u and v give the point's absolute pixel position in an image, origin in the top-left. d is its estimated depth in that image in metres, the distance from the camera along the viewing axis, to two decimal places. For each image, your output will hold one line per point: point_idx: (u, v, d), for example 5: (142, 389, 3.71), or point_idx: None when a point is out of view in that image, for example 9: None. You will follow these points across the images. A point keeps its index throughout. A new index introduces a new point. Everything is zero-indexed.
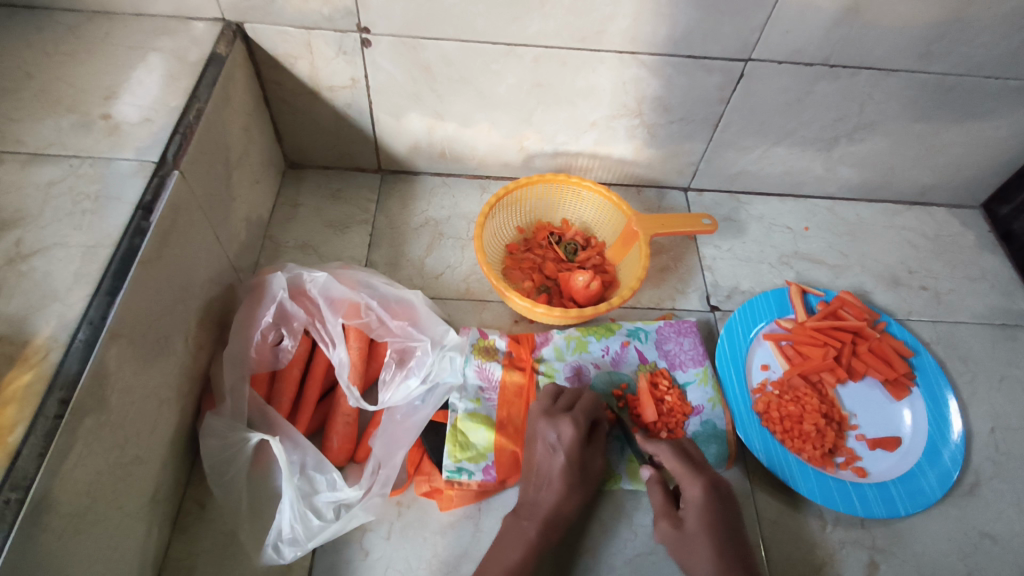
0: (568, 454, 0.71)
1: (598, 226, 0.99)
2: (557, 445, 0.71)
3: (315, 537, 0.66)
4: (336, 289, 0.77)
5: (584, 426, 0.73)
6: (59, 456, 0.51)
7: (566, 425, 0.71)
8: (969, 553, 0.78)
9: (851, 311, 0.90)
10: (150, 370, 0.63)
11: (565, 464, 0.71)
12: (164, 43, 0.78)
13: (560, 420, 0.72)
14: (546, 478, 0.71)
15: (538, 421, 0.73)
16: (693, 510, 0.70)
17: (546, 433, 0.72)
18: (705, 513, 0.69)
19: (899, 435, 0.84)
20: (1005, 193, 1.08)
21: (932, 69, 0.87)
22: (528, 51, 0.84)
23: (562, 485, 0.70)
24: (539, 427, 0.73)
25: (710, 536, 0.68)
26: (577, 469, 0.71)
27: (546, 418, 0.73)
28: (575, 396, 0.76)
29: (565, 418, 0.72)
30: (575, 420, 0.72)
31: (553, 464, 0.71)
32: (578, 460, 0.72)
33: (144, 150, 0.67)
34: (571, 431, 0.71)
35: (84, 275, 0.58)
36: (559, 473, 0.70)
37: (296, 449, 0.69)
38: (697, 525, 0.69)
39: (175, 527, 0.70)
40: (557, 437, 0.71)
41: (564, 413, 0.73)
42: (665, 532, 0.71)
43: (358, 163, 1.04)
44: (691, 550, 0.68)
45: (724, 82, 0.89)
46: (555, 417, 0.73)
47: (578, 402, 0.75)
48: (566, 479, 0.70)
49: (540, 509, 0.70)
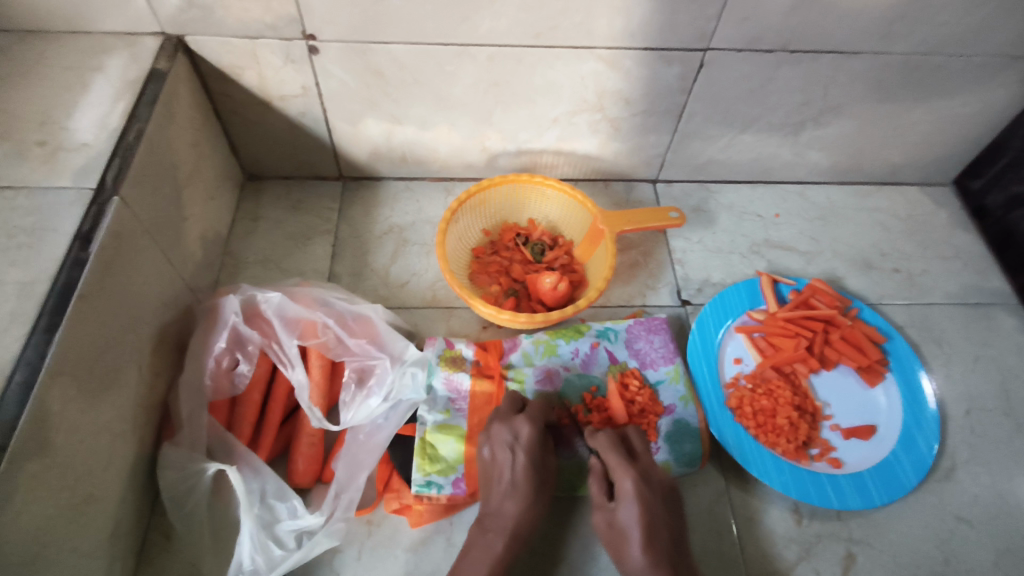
0: (528, 452, 0.71)
1: (565, 225, 0.97)
2: (516, 444, 0.71)
3: (276, 567, 0.64)
4: (292, 309, 0.75)
5: (539, 424, 0.74)
6: (0, 505, 0.49)
7: (521, 423, 0.72)
8: (945, 539, 0.78)
9: (823, 299, 0.89)
10: (100, 406, 0.61)
11: (527, 462, 0.70)
12: (102, 61, 0.75)
13: (515, 420, 0.73)
14: (510, 484, 0.69)
15: (493, 424, 0.73)
16: (625, 506, 0.69)
17: (503, 433, 0.72)
18: (635, 509, 0.69)
19: (874, 423, 0.83)
20: (976, 168, 1.07)
21: (894, 49, 0.85)
22: (481, 51, 0.82)
23: (526, 489, 0.69)
24: (496, 429, 0.72)
25: (639, 531, 0.68)
26: (537, 469, 0.71)
27: (500, 421, 0.73)
28: (517, 403, 0.76)
29: (519, 418, 0.73)
30: (530, 418, 0.73)
31: (515, 464, 0.70)
32: (538, 458, 0.71)
33: (82, 176, 0.65)
34: (527, 429, 0.72)
35: (20, 313, 0.56)
36: (522, 473, 0.70)
37: (256, 477, 0.67)
38: (627, 519, 0.69)
39: (140, 560, 0.69)
40: (513, 436, 0.71)
41: (517, 414, 0.74)
42: (598, 524, 0.72)
43: (319, 172, 1.02)
44: (622, 544, 0.69)
45: (684, 72, 0.87)
46: (509, 419, 0.73)
47: (530, 407, 0.75)
48: (529, 479, 0.70)
49: (506, 521, 0.68)
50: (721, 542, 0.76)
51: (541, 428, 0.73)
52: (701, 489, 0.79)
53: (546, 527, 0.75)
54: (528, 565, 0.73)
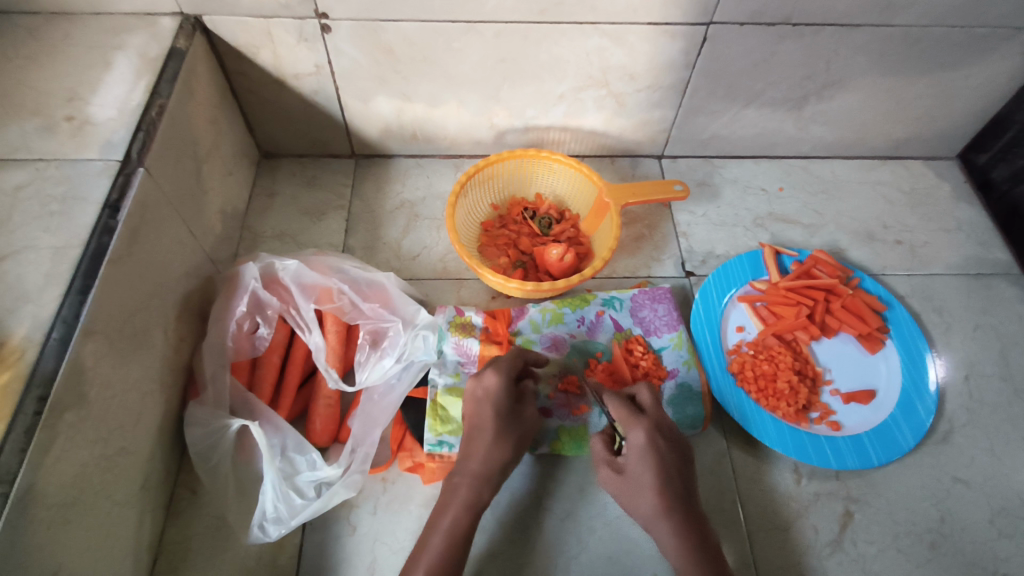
0: (496, 400, 0.72)
1: (572, 198, 1.00)
2: (484, 395, 0.72)
3: (297, 515, 0.68)
4: (308, 276, 0.79)
5: (511, 375, 0.74)
6: (41, 450, 0.53)
7: (489, 374, 0.73)
8: (942, 498, 0.80)
9: (824, 269, 0.92)
10: (130, 364, 0.65)
11: (495, 411, 0.72)
12: (124, 40, 0.78)
13: (484, 372, 0.74)
14: (474, 431, 0.71)
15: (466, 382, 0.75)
16: (635, 456, 0.70)
17: (473, 387, 0.73)
18: (645, 457, 0.69)
19: (873, 388, 0.85)
20: (980, 142, 1.07)
21: (896, 22, 0.87)
22: (488, 28, 0.84)
23: (494, 432, 0.71)
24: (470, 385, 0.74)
25: (653, 479, 0.68)
26: (506, 416, 0.72)
27: (473, 376, 0.75)
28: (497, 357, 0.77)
29: (489, 369, 0.74)
30: (499, 369, 0.74)
31: (483, 412, 0.72)
32: (507, 406, 0.72)
33: (109, 149, 0.68)
34: (496, 379, 0.73)
35: (55, 275, 0.59)
36: (492, 421, 0.71)
37: (277, 432, 0.71)
38: (637, 468, 0.69)
39: (169, 513, 0.73)
40: (483, 388, 0.73)
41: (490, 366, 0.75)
42: (608, 477, 0.72)
43: (332, 150, 1.05)
44: (632, 494, 0.69)
45: (687, 46, 0.88)
46: (481, 372, 0.74)
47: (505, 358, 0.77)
48: (496, 424, 0.71)
49: (472, 467, 0.70)
50: (722, 499, 0.78)
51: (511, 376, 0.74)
52: (703, 450, 0.81)
53: (552, 484, 0.79)
54: (536, 519, 0.76)
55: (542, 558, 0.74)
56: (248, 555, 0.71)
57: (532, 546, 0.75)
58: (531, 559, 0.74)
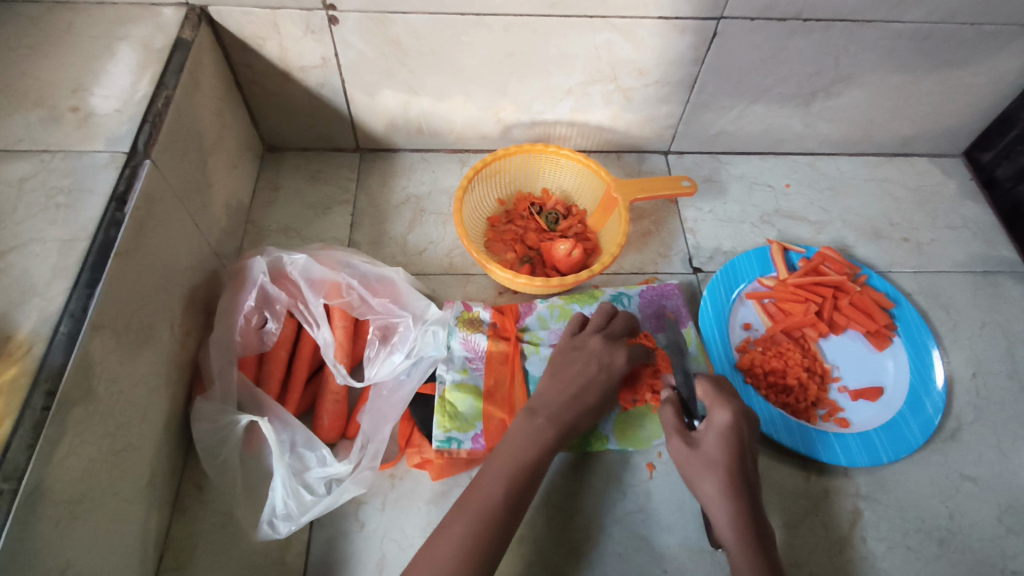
0: (613, 375, 0.74)
1: (579, 194, 0.99)
2: (608, 367, 0.74)
3: (308, 511, 0.68)
4: (317, 271, 0.78)
5: (634, 356, 0.76)
6: (50, 446, 0.52)
7: (622, 352, 0.75)
8: (950, 495, 0.80)
9: (832, 266, 0.91)
10: (137, 359, 0.64)
11: (608, 386, 0.73)
12: (129, 31, 0.77)
13: (619, 347, 0.75)
14: (576, 399, 0.72)
15: (592, 341, 0.75)
16: (713, 435, 0.68)
17: (602, 355, 0.74)
18: (722, 439, 0.67)
19: (881, 385, 0.85)
20: (986, 140, 1.08)
21: (907, 18, 0.86)
22: (497, 21, 0.83)
23: (573, 382, 0.72)
24: (587, 349, 0.75)
25: (725, 463, 0.66)
26: (611, 390, 0.74)
27: (602, 342, 0.75)
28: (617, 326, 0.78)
29: (621, 346, 0.75)
30: (629, 350, 0.75)
31: (598, 382, 0.73)
32: (615, 382, 0.74)
33: (115, 141, 0.67)
34: (623, 358, 0.74)
35: (62, 268, 0.59)
36: (574, 370, 0.73)
37: (286, 428, 0.71)
38: (712, 446, 0.67)
39: (175, 509, 0.72)
40: (609, 359, 0.74)
41: (618, 341, 0.76)
42: (676, 446, 0.69)
43: (337, 144, 1.04)
44: (700, 471, 0.67)
45: (697, 42, 0.88)
46: (612, 344, 0.75)
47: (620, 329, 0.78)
48: (601, 397, 0.73)
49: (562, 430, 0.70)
50: None
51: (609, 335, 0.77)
52: None
53: (561, 481, 0.78)
54: (545, 516, 0.76)
55: (551, 555, 0.74)
56: (256, 552, 0.70)
57: (542, 543, 0.74)
58: (540, 556, 0.74)
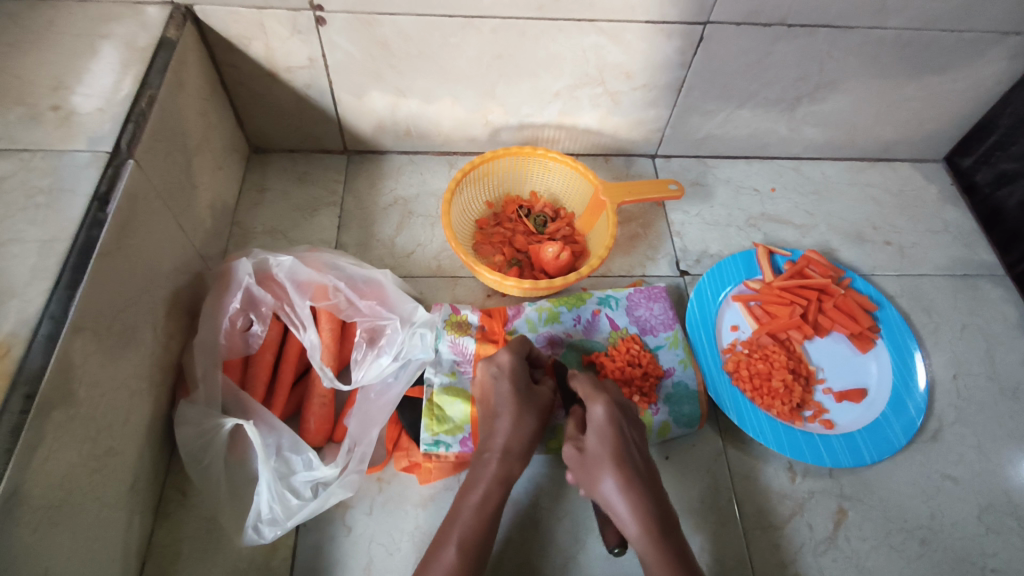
0: (513, 377, 0.72)
1: (566, 197, 0.99)
2: (500, 372, 0.72)
3: (293, 516, 0.67)
4: (303, 273, 0.77)
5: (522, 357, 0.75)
6: (29, 450, 0.51)
7: (502, 352, 0.74)
8: (932, 495, 0.81)
9: (817, 269, 0.93)
10: (118, 362, 0.63)
11: (513, 386, 0.71)
12: (112, 29, 0.76)
13: (497, 353, 0.74)
14: (498, 407, 0.70)
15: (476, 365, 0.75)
16: (593, 432, 0.68)
17: (485, 367, 0.73)
18: (602, 432, 0.68)
19: (865, 387, 0.86)
20: (966, 145, 1.10)
21: (889, 24, 0.87)
22: (485, 23, 0.83)
23: (514, 407, 0.70)
24: (480, 366, 0.74)
25: (610, 454, 0.66)
26: (527, 394, 0.71)
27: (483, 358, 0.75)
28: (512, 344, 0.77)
29: (502, 351, 0.74)
30: (511, 349, 0.74)
31: (500, 388, 0.71)
32: (524, 384, 0.72)
33: (97, 140, 0.66)
34: (509, 358, 0.73)
35: (42, 269, 0.57)
36: (510, 396, 0.70)
37: (272, 432, 0.70)
38: (595, 442, 0.67)
39: (158, 515, 0.71)
40: (497, 365, 0.73)
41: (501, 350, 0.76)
42: (569, 454, 0.69)
43: (324, 145, 1.03)
44: (594, 471, 0.66)
45: (684, 46, 0.88)
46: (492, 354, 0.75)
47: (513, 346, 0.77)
48: (517, 398, 0.70)
49: (497, 440, 0.69)
50: (718, 498, 0.79)
51: (521, 358, 0.74)
52: (699, 448, 0.82)
53: (549, 483, 0.78)
54: (533, 518, 0.76)
55: (539, 558, 0.74)
56: (240, 558, 0.69)
57: (530, 545, 0.74)
58: (528, 558, 0.73)
